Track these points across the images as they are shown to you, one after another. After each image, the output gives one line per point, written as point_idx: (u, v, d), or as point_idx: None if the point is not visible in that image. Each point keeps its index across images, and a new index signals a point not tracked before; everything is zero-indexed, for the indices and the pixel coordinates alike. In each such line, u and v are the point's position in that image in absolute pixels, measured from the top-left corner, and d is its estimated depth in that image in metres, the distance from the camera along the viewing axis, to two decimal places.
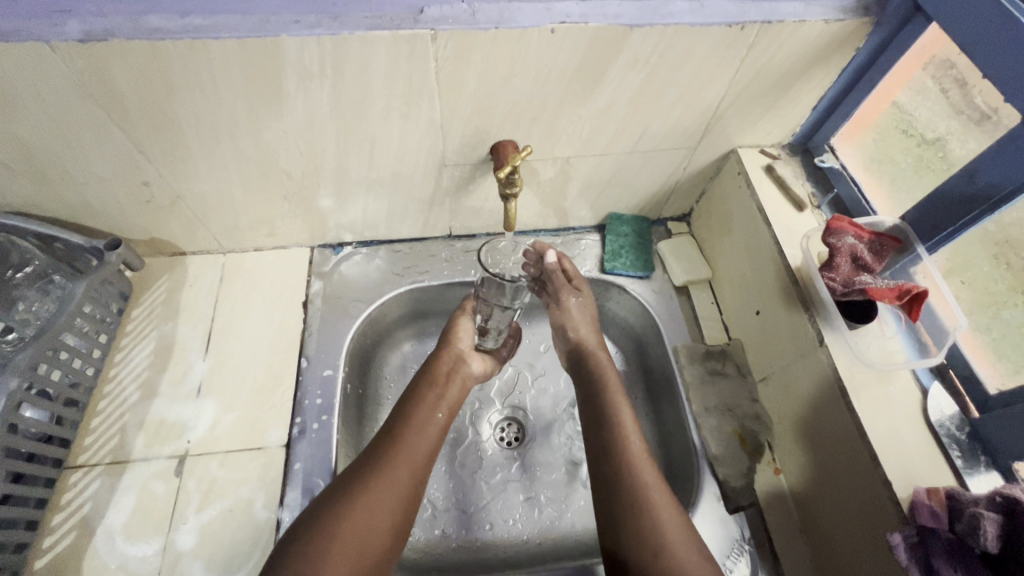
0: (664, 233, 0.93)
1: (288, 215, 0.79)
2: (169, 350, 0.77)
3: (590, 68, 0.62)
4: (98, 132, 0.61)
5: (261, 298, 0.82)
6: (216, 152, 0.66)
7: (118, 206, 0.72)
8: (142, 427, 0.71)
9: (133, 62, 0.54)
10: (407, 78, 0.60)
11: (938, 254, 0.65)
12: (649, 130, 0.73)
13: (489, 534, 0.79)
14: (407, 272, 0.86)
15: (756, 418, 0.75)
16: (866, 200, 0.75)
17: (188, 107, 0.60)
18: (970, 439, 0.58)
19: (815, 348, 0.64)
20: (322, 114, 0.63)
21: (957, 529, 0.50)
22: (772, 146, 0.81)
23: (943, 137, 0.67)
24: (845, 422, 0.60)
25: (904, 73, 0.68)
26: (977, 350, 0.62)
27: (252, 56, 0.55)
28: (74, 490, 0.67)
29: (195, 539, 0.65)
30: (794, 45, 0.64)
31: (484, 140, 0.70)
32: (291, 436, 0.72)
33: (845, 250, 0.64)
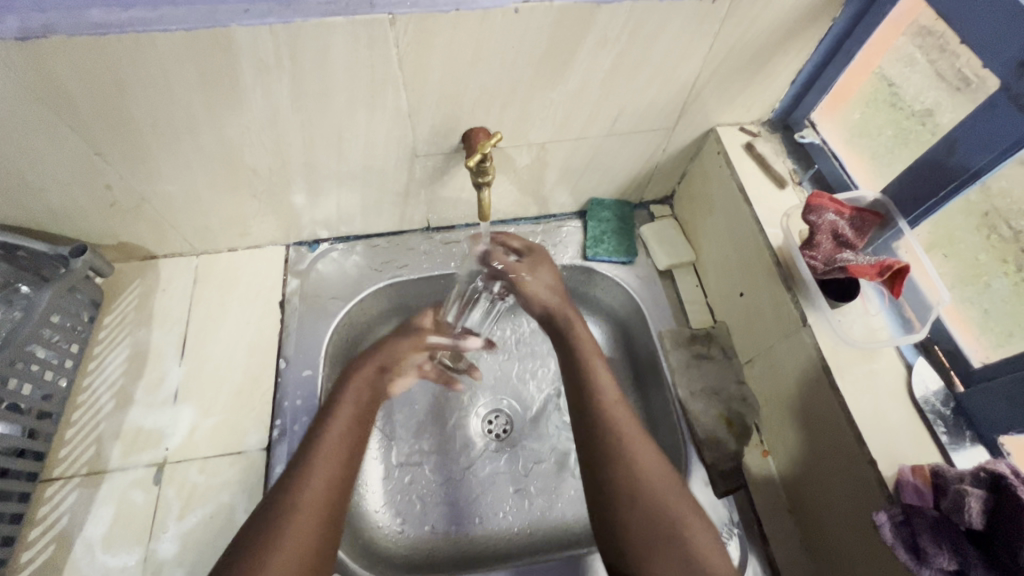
0: (646, 216, 0.91)
1: (259, 213, 0.77)
2: (143, 357, 0.76)
3: (559, 48, 0.60)
4: (50, 135, 0.59)
5: (237, 300, 0.81)
6: (177, 151, 0.64)
7: (81, 211, 0.70)
8: (119, 436, 0.70)
9: (78, 61, 0.51)
10: (369, 66, 0.58)
11: (922, 227, 0.64)
12: (624, 112, 0.71)
13: (479, 527, 0.78)
14: (386, 267, 0.85)
15: (743, 401, 0.74)
16: (848, 175, 0.73)
17: (142, 106, 0.57)
18: (956, 415, 0.57)
19: (798, 328, 0.63)
20: (283, 107, 0.61)
21: (942, 506, 0.49)
22: (752, 124, 0.79)
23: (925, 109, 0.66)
24: (829, 401, 0.59)
25: (882, 44, 0.67)
26: (961, 323, 0.61)
27: (203, 49, 0.53)
28: (51, 503, 0.65)
29: (177, 546, 0.64)
30: (769, 17, 0.62)
31: (454, 129, 0.68)
32: (271, 439, 0.71)
33: (825, 228, 0.63)
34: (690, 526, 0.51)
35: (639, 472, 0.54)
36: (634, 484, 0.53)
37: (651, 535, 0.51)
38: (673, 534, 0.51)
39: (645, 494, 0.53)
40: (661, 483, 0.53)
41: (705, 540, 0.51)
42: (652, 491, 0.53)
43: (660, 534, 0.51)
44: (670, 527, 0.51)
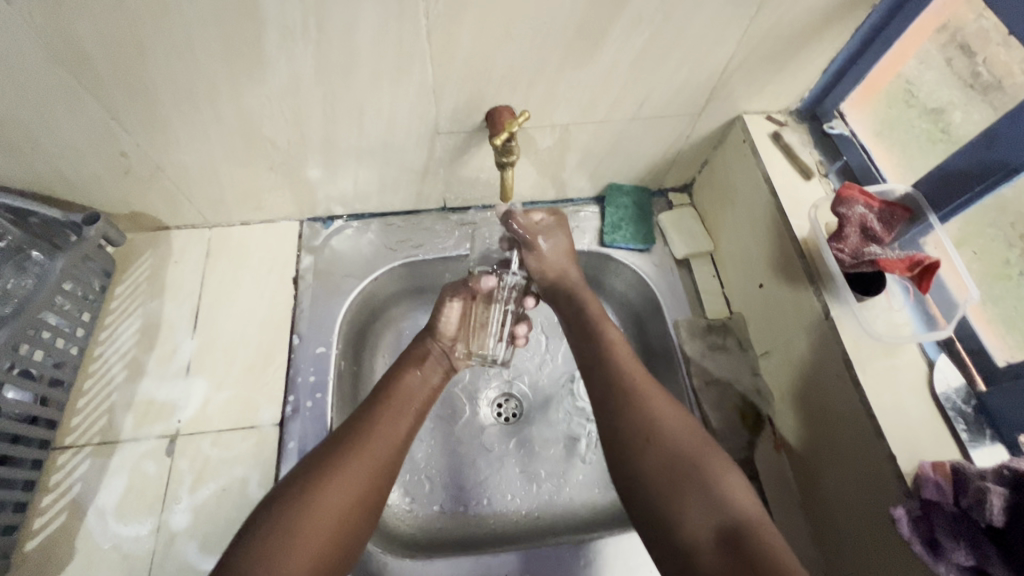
0: (664, 204, 0.90)
1: (275, 187, 0.76)
2: (156, 328, 0.75)
3: (591, 26, 0.58)
4: (67, 97, 0.57)
5: (250, 274, 0.80)
6: (195, 120, 0.63)
7: (95, 178, 0.69)
8: (131, 407, 0.70)
9: (99, 22, 0.50)
10: (396, 38, 0.56)
11: (951, 223, 0.63)
12: (651, 96, 0.70)
13: (488, 509, 0.78)
14: (400, 246, 0.84)
15: (757, 393, 0.74)
16: (875, 168, 0.72)
17: (162, 71, 0.56)
18: (976, 412, 0.57)
19: (821, 321, 0.62)
20: (307, 79, 0.59)
21: (962, 502, 0.49)
22: (779, 113, 0.77)
23: (950, 107, 0.66)
24: (850, 396, 0.59)
25: (919, 35, 0.65)
26: (985, 322, 0.60)
27: (228, 14, 0.51)
28: (63, 471, 0.65)
29: (189, 518, 0.64)
30: (808, 2, 0.60)
31: (478, 107, 0.67)
32: (284, 415, 0.70)
33: (855, 221, 0.62)
34: (715, 466, 0.52)
35: (662, 418, 0.55)
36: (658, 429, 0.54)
37: (669, 476, 0.52)
38: (692, 479, 0.51)
39: (673, 442, 0.53)
40: (683, 427, 0.55)
41: (732, 480, 0.51)
42: (674, 434, 0.54)
43: (675, 474, 0.51)
44: (692, 465, 0.52)
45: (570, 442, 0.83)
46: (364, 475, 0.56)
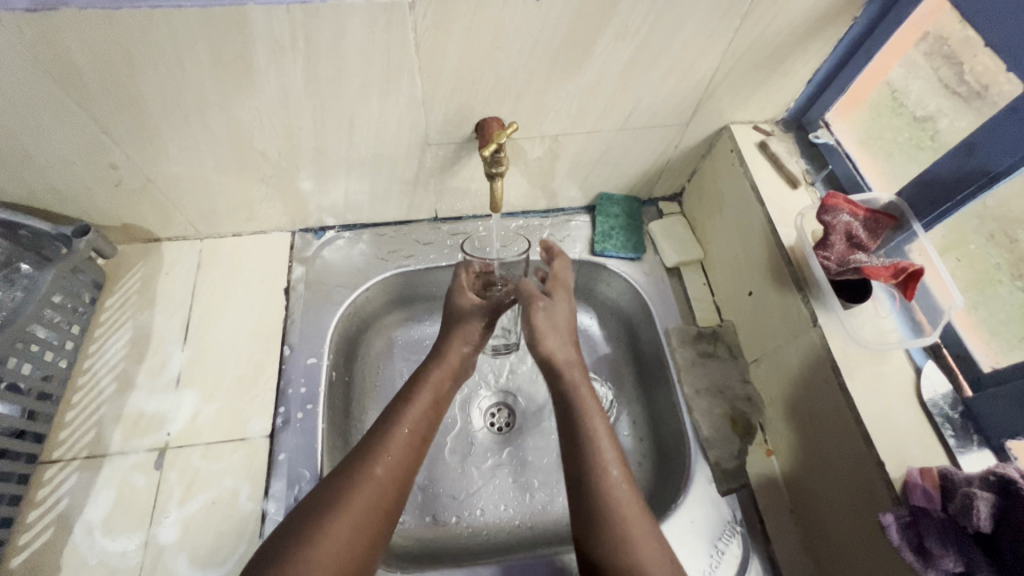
0: (655, 213, 0.91)
1: (266, 198, 0.76)
2: (146, 340, 0.75)
3: (577, 39, 0.59)
4: (57, 111, 0.57)
5: (241, 285, 0.80)
6: (186, 133, 0.63)
7: (86, 190, 0.69)
8: (120, 420, 0.69)
9: (89, 36, 0.50)
10: (385, 51, 0.57)
11: (935, 230, 0.64)
12: (638, 107, 0.71)
13: (480, 520, 0.78)
14: (392, 256, 0.84)
15: (748, 400, 0.74)
16: (860, 177, 0.73)
17: (152, 84, 0.56)
18: (963, 418, 0.57)
19: (808, 328, 0.63)
20: (297, 91, 0.60)
21: (949, 508, 0.49)
22: (765, 123, 0.79)
23: (935, 115, 0.66)
24: (838, 402, 0.59)
25: (899, 47, 0.67)
26: (970, 328, 0.61)
27: (218, 27, 0.51)
28: (50, 485, 0.65)
29: (178, 532, 0.63)
30: (790, 14, 0.61)
31: (468, 118, 0.67)
32: (274, 427, 0.70)
33: (840, 228, 0.63)
34: (646, 553, 0.54)
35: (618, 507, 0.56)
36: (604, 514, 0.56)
37: None
38: None
39: (619, 529, 0.55)
40: (635, 520, 0.56)
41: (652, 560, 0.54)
42: (619, 521, 0.56)
43: None
44: None
45: None
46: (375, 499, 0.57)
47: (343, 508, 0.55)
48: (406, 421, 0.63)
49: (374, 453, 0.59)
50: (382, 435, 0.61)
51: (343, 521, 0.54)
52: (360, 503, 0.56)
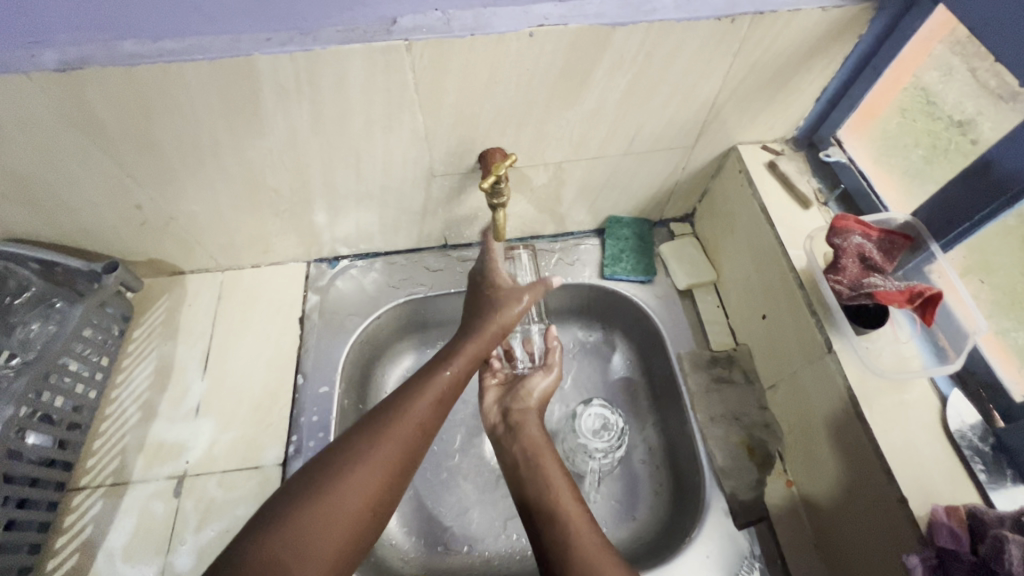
0: (666, 234, 0.90)
1: (281, 231, 0.79)
2: (169, 370, 0.78)
3: (573, 71, 0.60)
4: (86, 158, 0.61)
5: (259, 315, 0.82)
6: (203, 173, 0.66)
7: (115, 230, 0.73)
8: (142, 448, 0.72)
9: (111, 90, 0.54)
10: (386, 90, 0.59)
11: (957, 250, 0.61)
12: (641, 132, 0.70)
13: (492, 550, 0.77)
14: (403, 284, 0.86)
15: (765, 428, 0.71)
16: (875, 194, 0.71)
17: (169, 130, 0.59)
18: (995, 451, 0.54)
19: (823, 354, 0.60)
20: (304, 131, 0.62)
21: (980, 551, 0.46)
22: (775, 142, 0.77)
23: (975, 118, 0.61)
24: (857, 433, 0.56)
25: (910, 61, 0.65)
26: (1001, 353, 0.57)
27: (227, 77, 0.54)
28: (77, 512, 0.68)
29: (193, 560, 0.65)
30: (791, 35, 0.60)
31: (470, 149, 0.69)
32: (287, 455, 0.72)
33: (852, 251, 0.60)
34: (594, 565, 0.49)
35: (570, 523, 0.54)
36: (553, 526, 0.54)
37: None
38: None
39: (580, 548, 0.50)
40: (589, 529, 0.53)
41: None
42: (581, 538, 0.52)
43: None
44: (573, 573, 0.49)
45: None
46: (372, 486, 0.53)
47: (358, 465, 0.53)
48: (420, 400, 0.60)
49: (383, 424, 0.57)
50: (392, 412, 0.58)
51: (337, 500, 0.51)
52: (383, 454, 0.55)
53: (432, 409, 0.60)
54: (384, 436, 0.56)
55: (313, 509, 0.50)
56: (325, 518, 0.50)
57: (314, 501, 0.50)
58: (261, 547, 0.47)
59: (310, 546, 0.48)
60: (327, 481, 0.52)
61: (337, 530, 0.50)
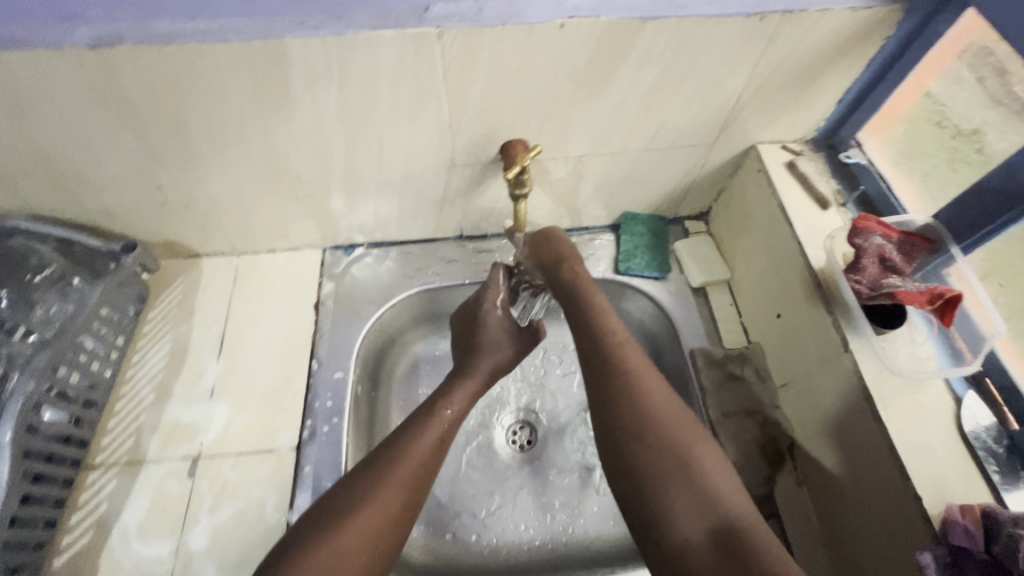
0: (680, 232, 0.90)
1: (300, 217, 0.79)
2: (184, 352, 0.78)
3: (601, 64, 0.60)
4: (111, 137, 0.61)
5: (274, 300, 0.83)
6: (226, 156, 0.67)
7: (135, 210, 0.73)
8: (157, 429, 0.72)
9: (142, 68, 0.54)
10: (414, 78, 0.59)
11: (975, 254, 0.62)
12: (663, 128, 0.71)
13: (499, 540, 0.77)
14: (418, 273, 0.86)
15: (777, 426, 0.72)
16: (894, 197, 0.71)
17: (196, 110, 0.60)
18: (1009, 453, 0.54)
19: (839, 354, 0.61)
20: (330, 116, 0.63)
21: (994, 550, 0.47)
22: (794, 142, 0.77)
23: (980, 127, 0.65)
24: (872, 432, 0.57)
25: (935, 64, 0.65)
26: (1016, 357, 0.59)
27: (258, 59, 0.54)
28: (92, 489, 0.68)
29: (207, 540, 0.65)
30: (819, 35, 0.61)
31: (493, 140, 0.69)
32: (301, 439, 0.72)
33: (872, 251, 0.61)
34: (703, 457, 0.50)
35: (651, 402, 0.53)
36: (622, 380, 0.54)
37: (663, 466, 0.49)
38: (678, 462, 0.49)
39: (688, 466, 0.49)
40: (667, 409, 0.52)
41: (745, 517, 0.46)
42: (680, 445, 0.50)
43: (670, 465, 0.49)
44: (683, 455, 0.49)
45: (585, 471, 0.82)
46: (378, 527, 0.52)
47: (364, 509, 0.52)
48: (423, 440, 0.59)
49: (382, 467, 0.56)
50: (392, 454, 0.57)
51: (343, 537, 0.50)
52: (389, 499, 0.53)
53: (436, 447, 0.59)
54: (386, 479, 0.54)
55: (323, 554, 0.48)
56: (329, 560, 0.48)
57: (319, 551, 0.49)
58: None
59: None
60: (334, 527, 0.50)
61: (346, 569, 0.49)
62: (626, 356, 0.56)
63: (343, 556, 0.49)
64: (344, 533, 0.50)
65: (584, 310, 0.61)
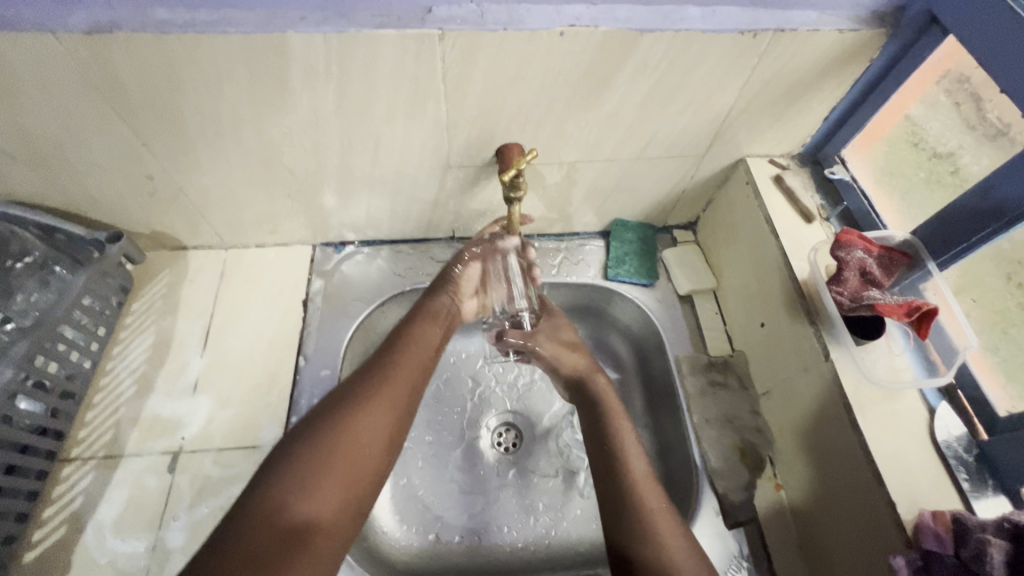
0: (669, 241, 0.92)
1: (291, 212, 0.79)
2: (167, 345, 0.77)
3: (598, 72, 0.61)
4: (102, 123, 0.60)
5: (261, 294, 0.82)
6: (219, 147, 0.66)
7: (121, 198, 0.72)
8: (137, 423, 0.71)
9: (137, 55, 0.53)
10: (414, 78, 0.59)
11: (950, 271, 0.64)
12: (656, 137, 0.72)
13: (481, 541, 0.77)
14: (408, 273, 0.86)
15: (758, 433, 0.73)
16: (875, 213, 0.74)
17: (190, 101, 0.59)
18: (978, 461, 0.57)
19: (819, 363, 0.63)
20: (326, 113, 0.63)
21: (963, 554, 0.49)
22: (781, 157, 0.80)
23: (955, 152, 0.67)
24: (850, 440, 0.58)
25: (917, 87, 0.67)
26: (987, 371, 0.61)
27: (258, 51, 0.54)
28: (66, 483, 0.66)
29: (185, 536, 0.64)
30: (808, 54, 0.63)
31: (489, 143, 0.69)
32: (285, 436, 0.71)
33: (854, 264, 0.63)
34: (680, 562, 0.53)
35: (654, 512, 0.57)
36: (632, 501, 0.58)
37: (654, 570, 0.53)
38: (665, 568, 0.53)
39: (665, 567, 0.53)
40: (667, 523, 0.56)
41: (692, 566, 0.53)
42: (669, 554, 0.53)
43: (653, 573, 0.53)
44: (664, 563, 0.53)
45: (568, 475, 0.83)
46: (368, 441, 0.55)
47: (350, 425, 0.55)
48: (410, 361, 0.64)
49: (371, 388, 0.59)
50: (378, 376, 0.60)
51: (333, 453, 0.53)
52: (375, 417, 0.57)
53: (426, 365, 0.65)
54: (372, 403, 0.57)
55: (316, 465, 0.51)
56: (326, 475, 0.51)
57: (316, 459, 0.52)
58: (266, 499, 0.49)
59: (310, 495, 0.50)
60: (327, 440, 0.53)
61: (336, 482, 0.52)
62: (635, 476, 0.60)
63: (339, 478, 0.52)
64: (352, 431, 0.54)
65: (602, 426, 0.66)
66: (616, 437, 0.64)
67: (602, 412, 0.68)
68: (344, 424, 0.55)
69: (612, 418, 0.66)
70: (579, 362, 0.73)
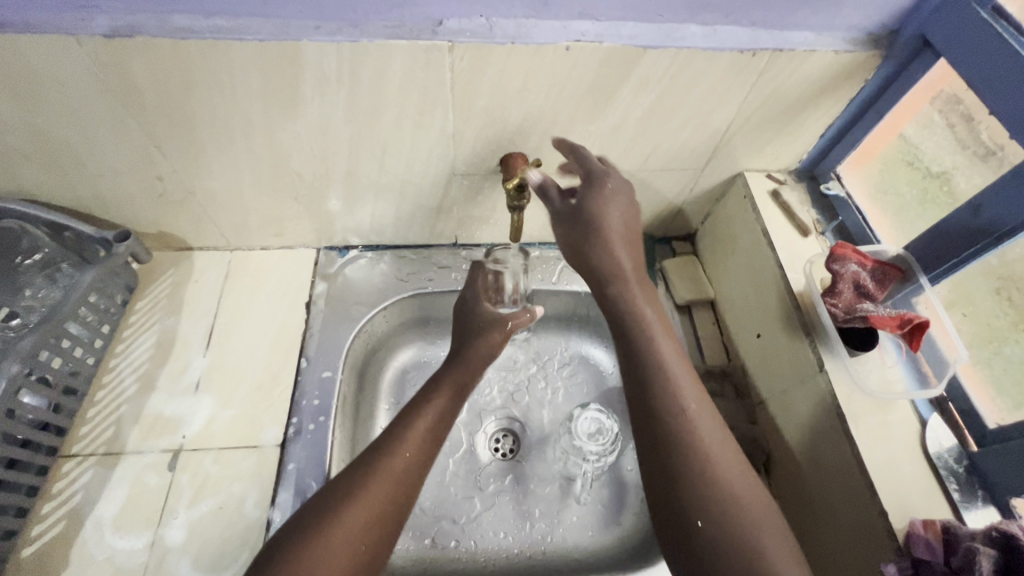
0: (668, 252, 0.93)
1: (297, 216, 0.80)
2: (170, 344, 0.78)
3: (601, 86, 0.63)
4: (116, 125, 0.62)
5: (265, 296, 0.83)
6: (229, 150, 0.67)
7: (131, 198, 0.73)
8: (138, 421, 0.71)
9: (154, 59, 0.55)
10: (423, 87, 0.61)
11: (942, 285, 0.66)
12: (657, 150, 0.74)
13: (478, 546, 0.78)
14: (411, 278, 0.87)
15: (754, 442, 0.74)
16: (870, 229, 0.75)
17: (204, 105, 0.61)
18: (968, 473, 0.58)
19: (814, 374, 0.64)
20: (336, 119, 0.64)
21: (952, 562, 0.49)
22: (778, 172, 0.82)
23: (949, 171, 0.69)
24: (844, 451, 0.59)
25: (910, 107, 0.69)
26: (977, 383, 0.63)
27: (272, 58, 0.56)
28: (66, 479, 0.67)
29: (184, 535, 0.64)
30: (805, 74, 0.65)
31: (494, 152, 0.71)
32: (286, 436, 0.72)
33: (848, 277, 0.65)
34: (771, 547, 0.48)
35: (730, 485, 0.50)
36: (707, 471, 0.51)
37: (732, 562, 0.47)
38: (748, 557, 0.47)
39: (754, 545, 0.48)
40: (749, 496, 0.50)
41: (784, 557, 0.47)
42: (749, 525, 0.49)
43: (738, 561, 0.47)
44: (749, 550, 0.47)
45: (565, 482, 0.83)
46: (364, 528, 0.52)
47: (349, 506, 0.53)
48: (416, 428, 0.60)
49: (373, 465, 0.56)
50: (381, 453, 0.57)
51: (332, 536, 0.50)
52: (377, 495, 0.54)
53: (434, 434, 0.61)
54: (372, 484, 0.55)
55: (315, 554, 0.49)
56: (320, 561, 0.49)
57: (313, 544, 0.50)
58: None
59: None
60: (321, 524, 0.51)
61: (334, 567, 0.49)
62: (703, 435, 0.53)
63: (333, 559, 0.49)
64: (344, 515, 0.52)
65: (655, 367, 0.57)
66: (677, 391, 0.55)
67: (652, 342, 0.59)
68: (343, 508, 0.52)
69: (666, 361, 0.57)
70: (623, 269, 0.62)
